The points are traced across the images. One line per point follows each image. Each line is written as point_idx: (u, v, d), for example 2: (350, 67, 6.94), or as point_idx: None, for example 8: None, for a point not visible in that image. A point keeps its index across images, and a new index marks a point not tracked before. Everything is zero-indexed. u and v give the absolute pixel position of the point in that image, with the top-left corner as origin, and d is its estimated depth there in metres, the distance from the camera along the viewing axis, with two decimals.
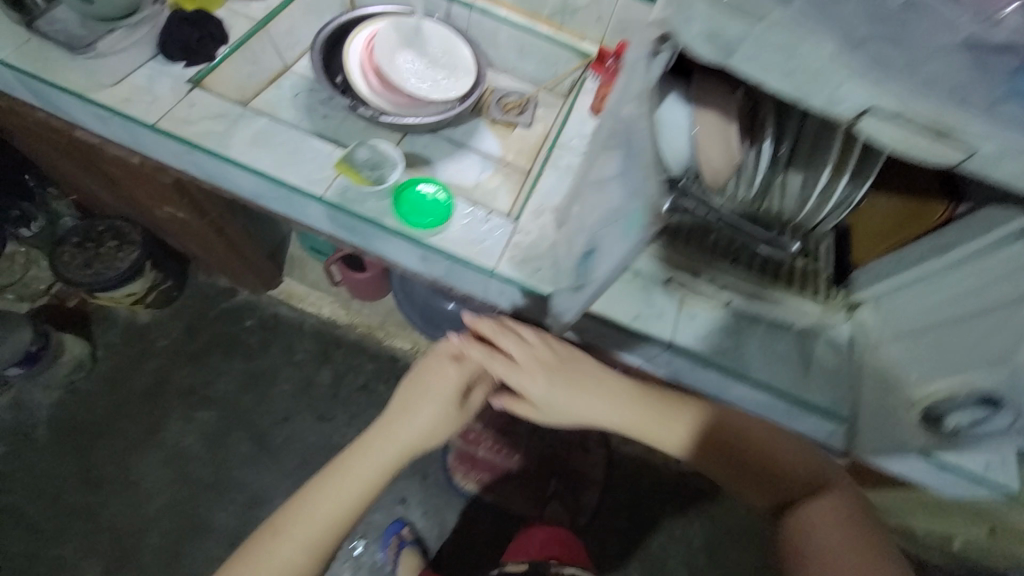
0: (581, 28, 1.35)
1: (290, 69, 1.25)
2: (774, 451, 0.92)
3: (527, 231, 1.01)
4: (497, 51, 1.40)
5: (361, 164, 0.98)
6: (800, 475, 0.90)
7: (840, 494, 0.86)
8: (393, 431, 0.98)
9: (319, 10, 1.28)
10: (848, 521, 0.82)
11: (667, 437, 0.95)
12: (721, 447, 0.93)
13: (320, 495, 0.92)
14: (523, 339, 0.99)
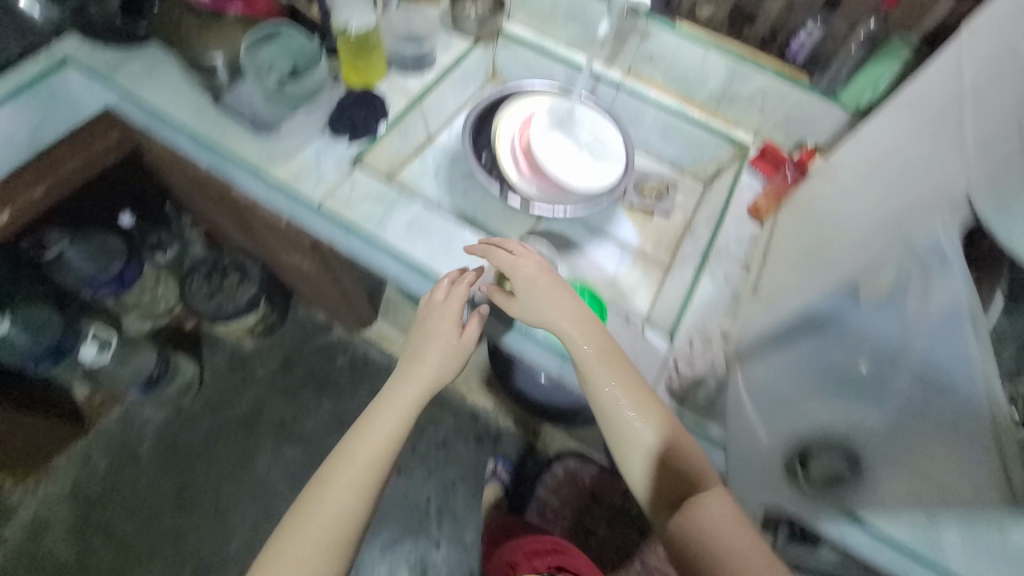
0: (736, 116, 1.23)
1: (432, 139, 1.26)
2: (669, 446, 0.81)
3: (688, 360, 0.92)
4: (640, 131, 1.33)
5: (522, 272, 0.97)
6: (691, 472, 0.80)
7: (720, 498, 0.76)
8: (409, 374, 0.95)
9: (465, 82, 1.31)
10: (726, 529, 0.73)
11: (607, 367, 0.84)
12: (635, 427, 0.83)
13: (364, 441, 0.90)
14: (526, 256, 0.93)
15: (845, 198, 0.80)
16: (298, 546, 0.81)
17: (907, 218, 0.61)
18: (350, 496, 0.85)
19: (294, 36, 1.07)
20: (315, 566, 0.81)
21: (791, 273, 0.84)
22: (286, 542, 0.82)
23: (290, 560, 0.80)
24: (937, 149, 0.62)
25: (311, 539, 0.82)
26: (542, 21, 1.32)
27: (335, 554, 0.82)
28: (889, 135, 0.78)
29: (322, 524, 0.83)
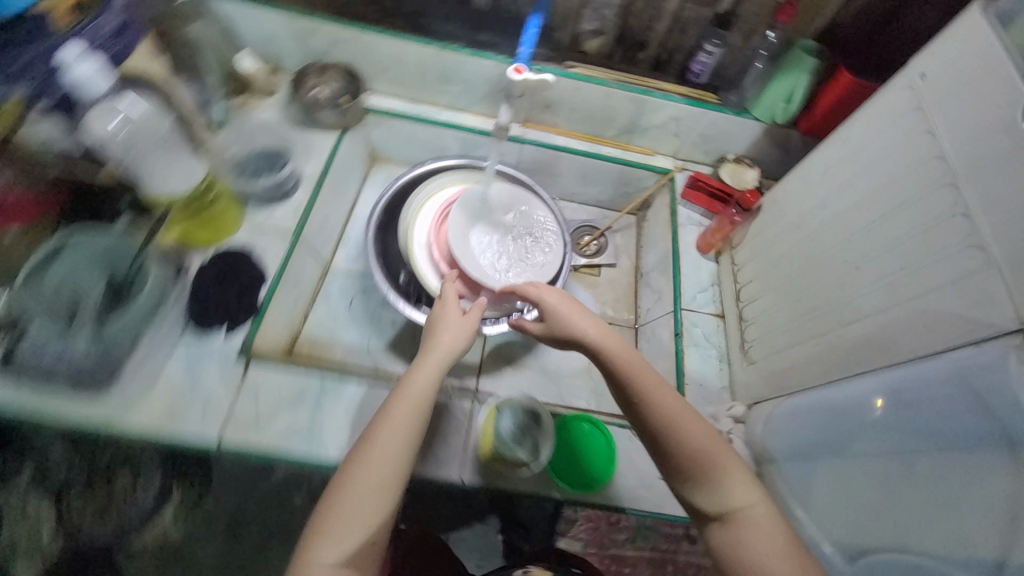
0: (652, 143, 1.14)
1: (330, 266, 1.06)
2: (694, 448, 0.59)
3: None
4: (557, 180, 1.21)
5: (512, 442, 0.78)
6: (728, 482, 0.58)
7: (765, 515, 0.56)
8: (440, 357, 0.66)
9: (342, 186, 1.08)
10: (772, 552, 0.54)
11: (638, 381, 0.62)
12: (670, 418, 0.60)
13: (425, 370, 0.64)
14: (550, 293, 0.73)
15: (839, 265, 0.69)
16: (367, 479, 0.56)
17: (957, 332, 0.51)
18: (407, 445, 0.59)
19: (92, 236, 0.76)
20: (376, 508, 0.56)
21: (802, 355, 0.73)
22: (357, 471, 0.57)
23: (371, 482, 0.56)
24: (949, 239, 0.53)
25: (382, 463, 0.57)
26: (410, 86, 1.10)
27: (397, 488, 0.58)
28: (849, 188, 0.70)
29: (385, 490, 0.57)
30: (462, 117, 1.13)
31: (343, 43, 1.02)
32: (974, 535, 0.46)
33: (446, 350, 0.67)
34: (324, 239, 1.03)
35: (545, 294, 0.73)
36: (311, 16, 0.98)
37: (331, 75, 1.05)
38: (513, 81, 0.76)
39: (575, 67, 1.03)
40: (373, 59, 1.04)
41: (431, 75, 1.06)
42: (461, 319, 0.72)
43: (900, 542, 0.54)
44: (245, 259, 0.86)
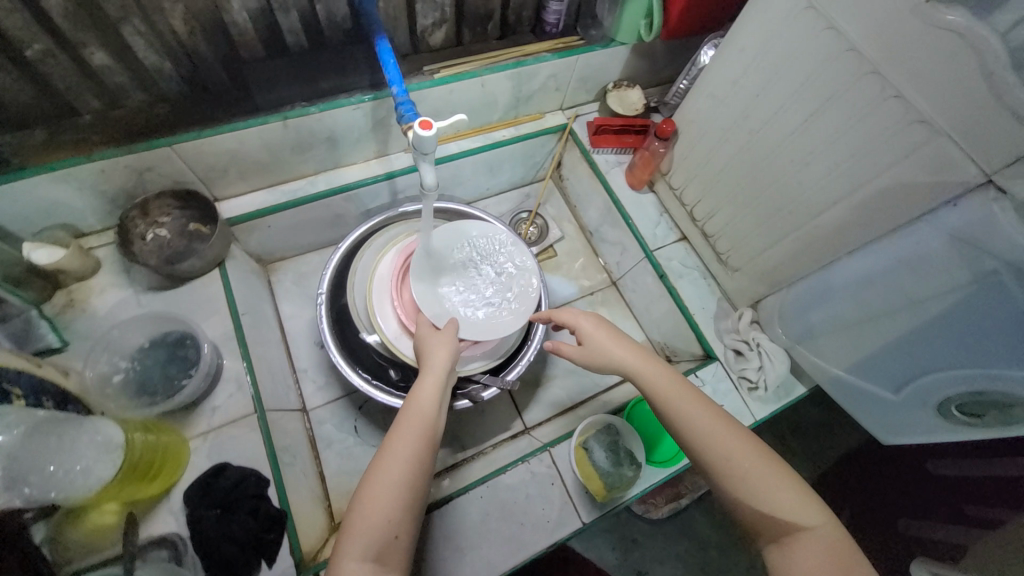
0: (538, 107, 1.09)
1: (307, 405, 0.91)
2: (739, 472, 0.56)
3: (747, 360, 0.89)
4: (467, 184, 1.14)
5: (612, 465, 0.77)
6: (779, 502, 0.54)
7: (827, 537, 0.52)
8: (441, 360, 0.68)
9: (262, 318, 0.90)
10: (828, 569, 0.50)
11: (674, 405, 0.62)
12: (711, 433, 0.59)
13: (433, 371, 0.66)
14: (584, 319, 0.73)
15: (783, 166, 0.75)
16: (386, 479, 0.53)
17: (928, 199, 0.59)
18: (423, 444, 0.57)
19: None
20: (395, 511, 0.53)
21: (784, 252, 0.81)
22: (374, 477, 0.54)
23: (387, 484, 0.54)
24: (890, 121, 0.60)
25: (396, 467, 0.55)
26: (265, 172, 0.89)
27: (419, 489, 0.55)
28: (764, 97, 0.74)
29: (404, 489, 0.54)
30: (342, 175, 0.97)
31: (158, 166, 0.78)
32: (1003, 347, 0.59)
33: (444, 356, 0.68)
34: (284, 386, 0.87)
35: (584, 323, 0.73)
36: (96, 156, 0.72)
37: (162, 217, 0.85)
38: (426, 140, 0.63)
39: (437, 70, 0.91)
40: (205, 165, 0.82)
41: (285, 150, 0.87)
42: (441, 335, 0.72)
43: (940, 366, 0.67)
44: (229, 474, 0.69)
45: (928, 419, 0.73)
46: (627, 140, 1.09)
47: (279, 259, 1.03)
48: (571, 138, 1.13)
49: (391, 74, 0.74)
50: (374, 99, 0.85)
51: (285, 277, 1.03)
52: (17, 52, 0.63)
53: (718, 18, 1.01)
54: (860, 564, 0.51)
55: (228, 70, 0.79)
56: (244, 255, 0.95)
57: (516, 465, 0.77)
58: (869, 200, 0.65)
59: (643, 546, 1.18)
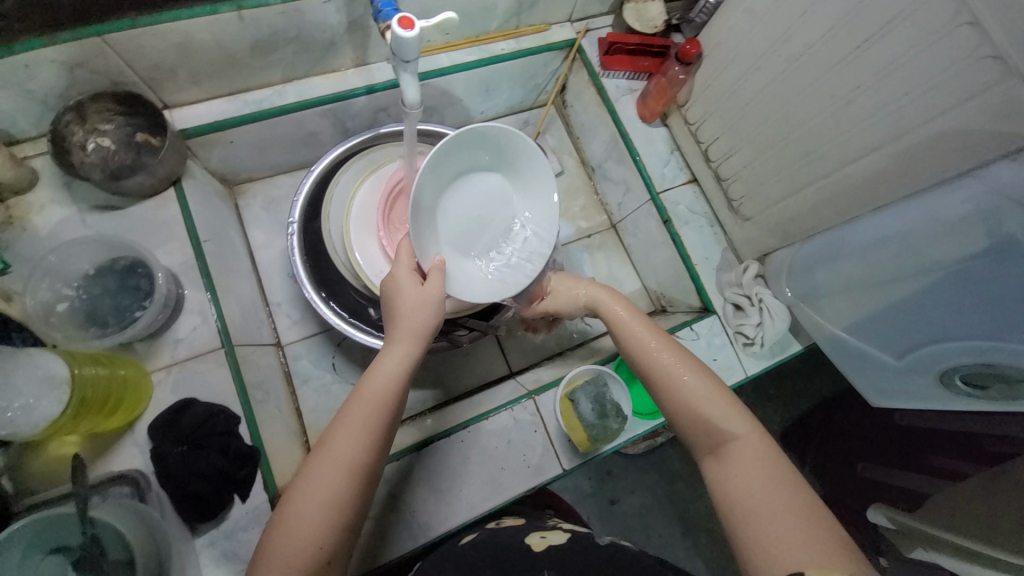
0: (543, 16, 0.94)
1: (282, 340, 0.87)
2: (677, 380, 0.57)
3: (745, 314, 0.85)
4: (459, 105, 1.02)
5: (598, 417, 0.74)
6: (711, 412, 0.54)
7: (755, 445, 0.51)
8: (409, 334, 0.61)
9: (229, 247, 0.83)
10: (758, 482, 0.48)
11: (630, 334, 0.64)
12: (655, 351, 0.60)
13: (395, 352, 0.59)
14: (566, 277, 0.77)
15: (823, 102, 0.65)
16: (328, 470, 0.49)
17: (981, 153, 0.52)
18: (369, 439, 0.52)
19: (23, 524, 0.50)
20: (329, 512, 0.47)
21: (807, 203, 0.74)
22: (308, 474, 0.49)
23: (323, 485, 0.48)
24: (960, 52, 0.50)
25: (334, 471, 0.48)
26: (223, 77, 0.77)
27: (358, 491, 0.50)
28: (816, 13, 0.62)
29: (339, 492, 0.48)
30: (314, 86, 0.84)
31: (92, 61, 0.66)
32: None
33: (411, 330, 0.61)
34: (255, 320, 0.81)
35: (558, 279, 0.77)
36: (18, 47, 0.61)
37: (103, 124, 0.73)
38: (408, 44, 0.52)
39: None
40: (149, 63, 0.70)
41: (245, 51, 0.74)
42: (425, 288, 0.63)
43: (950, 337, 0.62)
44: (194, 410, 0.65)
45: (926, 386, 0.70)
46: (643, 63, 0.95)
47: (248, 180, 0.93)
48: (579, 57, 0.99)
49: None
50: None
51: (256, 201, 0.93)
52: None
53: None
54: (791, 472, 0.49)
55: None
56: (207, 174, 0.85)
57: (498, 412, 0.75)
58: (916, 146, 0.57)
59: (618, 481, 1.22)
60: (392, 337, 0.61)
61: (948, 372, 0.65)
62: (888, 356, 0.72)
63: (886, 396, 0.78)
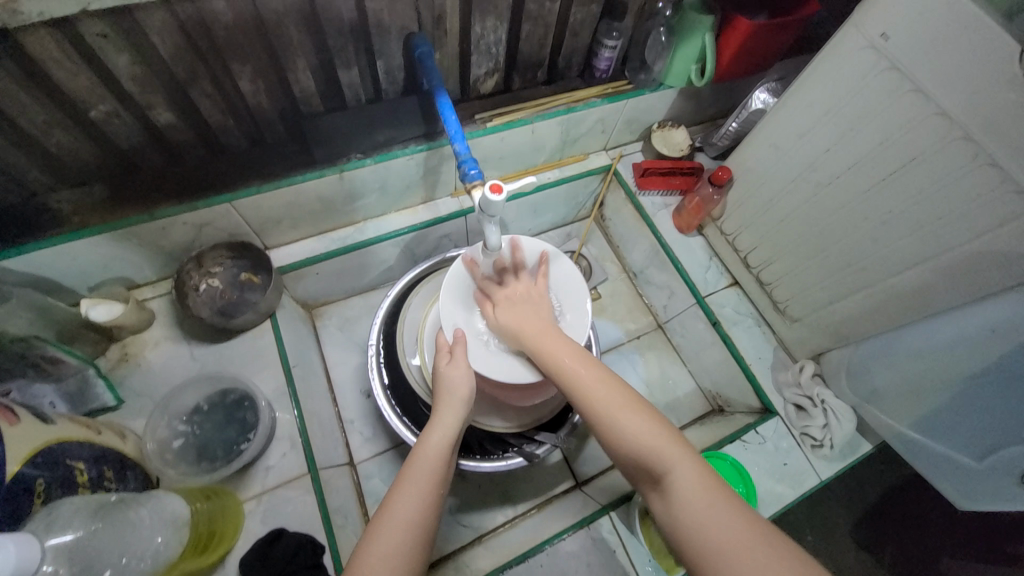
0: (583, 149, 1.08)
1: (355, 458, 0.89)
2: (610, 420, 0.55)
3: (811, 416, 0.85)
4: (510, 226, 1.13)
5: None
6: (647, 447, 0.53)
7: (692, 474, 0.51)
8: (456, 404, 0.65)
9: (312, 370, 0.89)
10: (708, 519, 0.48)
11: (560, 364, 0.60)
12: (588, 390, 0.58)
13: (442, 421, 0.63)
14: (514, 289, 0.69)
15: (859, 222, 0.72)
16: (386, 536, 0.51)
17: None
18: (423, 500, 0.55)
19: None
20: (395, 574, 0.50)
21: (856, 307, 0.78)
22: (370, 541, 0.51)
23: (385, 546, 0.51)
24: (983, 187, 0.57)
25: (397, 531, 0.52)
26: (317, 222, 0.89)
27: (417, 551, 0.52)
28: (837, 151, 0.71)
29: (399, 552, 0.51)
30: (389, 222, 0.96)
31: (217, 220, 0.78)
32: None
33: (460, 399, 0.65)
34: (333, 440, 0.85)
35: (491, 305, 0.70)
36: (160, 213, 0.72)
37: (215, 267, 0.84)
38: (496, 204, 0.62)
39: (490, 118, 0.90)
40: (261, 217, 0.81)
41: (337, 201, 0.86)
42: (455, 354, 0.68)
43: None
44: (285, 540, 0.65)
45: (1012, 492, 0.69)
46: (674, 182, 1.06)
47: (325, 303, 1.02)
48: (616, 179, 1.11)
49: (451, 128, 0.73)
50: (427, 148, 0.85)
51: (331, 322, 1.02)
52: (86, 114, 0.63)
53: (769, 60, 0.98)
54: (744, 508, 0.48)
55: (286, 124, 0.79)
56: (292, 302, 0.94)
57: (574, 530, 0.74)
58: (960, 262, 0.62)
59: None
60: (438, 405, 0.64)
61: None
62: (965, 459, 0.73)
63: (968, 500, 0.76)
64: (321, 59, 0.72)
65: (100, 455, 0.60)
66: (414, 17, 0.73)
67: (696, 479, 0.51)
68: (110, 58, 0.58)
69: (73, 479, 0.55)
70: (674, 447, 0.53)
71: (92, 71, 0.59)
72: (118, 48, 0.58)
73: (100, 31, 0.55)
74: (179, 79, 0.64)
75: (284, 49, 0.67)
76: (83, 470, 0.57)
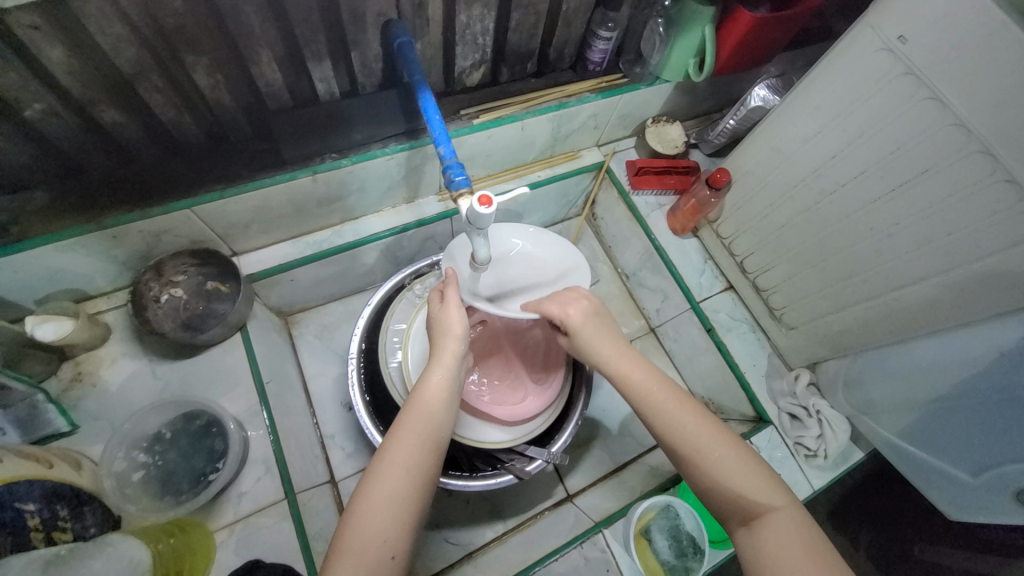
0: (574, 146, 1.02)
1: (336, 476, 0.85)
2: (708, 456, 0.53)
3: (806, 426, 0.83)
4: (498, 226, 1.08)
5: (677, 557, 0.72)
6: (745, 486, 0.52)
7: (787, 519, 0.50)
8: (456, 348, 0.61)
9: (288, 386, 0.84)
10: (794, 555, 0.47)
11: (645, 393, 0.58)
12: (678, 421, 0.56)
13: (445, 368, 0.59)
14: (577, 303, 0.64)
15: (861, 233, 0.69)
16: (378, 485, 0.51)
17: None
18: (428, 448, 0.54)
19: None
20: (391, 520, 0.49)
21: (854, 318, 0.76)
22: (372, 487, 0.51)
23: (386, 489, 0.50)
24: (995, 203, 0.54)
25: (394, 471, 0.51)
26: (291, 226, 0.83)
27: (417, 492, 0.52)
28: (844, 159, 0.68)
29: (397, 496, 0.50)
30: (368, 224, 0.90)
31: (177, 227, 0.71)
32: None
33: (458, 343, 0.61)
34: (312, 458, 0.80)
35: (573, 317, 0.63)
36: (112, 223, 0.65)
37: (177, 276, 0.78)
38: (484, 217, 0.57)
39: (476, 115, 0.85)
40: (227, 223, 0.75)
41: (313, 204, 0.80)
42: (446, 303, 0.63)
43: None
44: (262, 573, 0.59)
45: (1007, 509, 0.67)
46: (669, 181, 1.02)
47: (301, 310, 0.97)
48: (608, 177, 1.07)
49: (435, 129, 0.67)
50: (409, 148, 0.78)
51: (309, 330, 0.96)
52: (16, 112, 0.55)
53: (769, 53, 0.93)
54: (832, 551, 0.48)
55: (251, 120, 0.72)
56: (266, 311, 0.89)
57: (567, 550, 0.71)
58: (969, 277, 0.60)
59: None
60: (437, 352, 0.60)
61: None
62: (958, 473, 0.72)
63: (964, 515, 0.75)
64: (288, 49, 0.65)
65: (53, 492, 0.55)
66: (393, 3, 0.66)
67: (786, 519, 0.50)
68: (40, 50, 0.51)
69: (22, 525, 0.51)
70: (763, 491, 0.52)
71: (25, 67, 0.52)
72: (52, 40, 0.50)
73: (30, 22, 0.48)
74: (125, 72, 0.56)
75: (244, 37, 0.60)
76: (34, 511, 0.53)
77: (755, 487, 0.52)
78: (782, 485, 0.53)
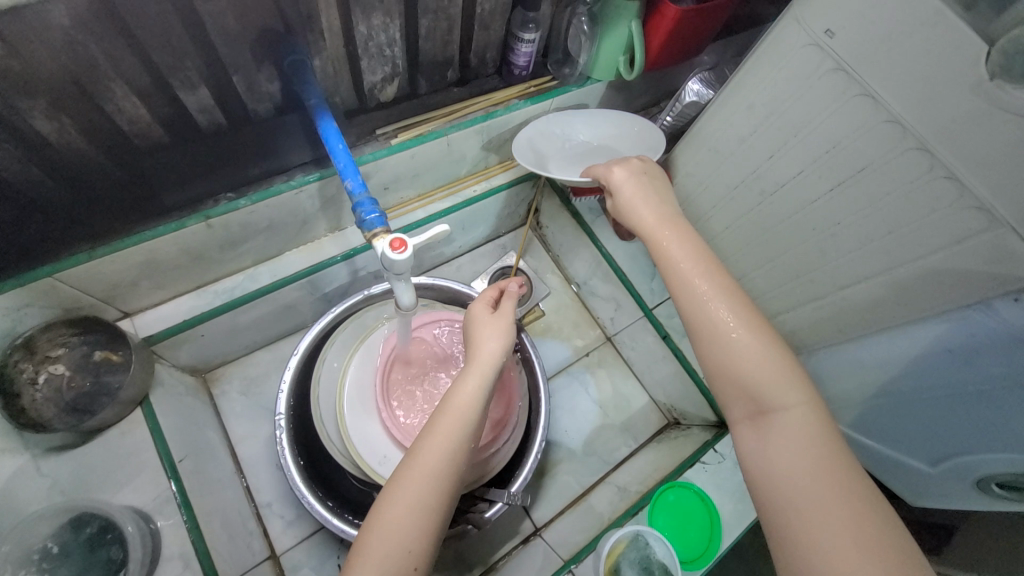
0: (511, 154, 0.95)
1: (276, 550, 0.76)
2: (727, 338, 0.51)
3: None
4: (438, 247, 1.00)
5: None
6: (760, 374, 0.49)
7: (801, 420, 0.47)
8: (493, 361, 0.55)
9: (206, 457, 0.74)
10: (801, 465, 0.45)
11: (679, 267, 0.55)
12: (711, 302, 0.53)
13: (482, 373, 0.54)
14: (628, 162, 0.66)
15: (806, 234, 0.67)
16: (404, 497, 0.46)
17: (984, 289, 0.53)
18: (458, 459, 0.49)
19: None
20: (413, 534, 0.45)
21: (804, 319, 0.74)
22: (398, 499, 0.46)
23: (412, 503, 0.46)
24: (937, 201, 0.52)
25: (422, 479, 0.47)
26: (191, 276, 0.72)
27: (444, 504, 0.48)
28: (782, 158, 0.65)
29: (422, 507, 0.46)
30: (286, 264, 0.80)
31: (41, 299, 0.60)
32: None
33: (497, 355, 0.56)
34: (245, 538, 0.72)
35: (615, 173, 0.65)
36: None
37: (55, 350, 0.66)
38: (399, 262, 0.51)
39: (394, 134, 0.77)
40: (106, 284, 0.64)
41: (213, 250, 0.70)
42: (496, 320, 0.60)
43: (983, 447, 0.62)
44: None
45: (967, 494, 0.68)
46: None
47: (220, 365, 0.86)
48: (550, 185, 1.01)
49: (339, 160, 0.60)
50: (319, 178, 0.70)
51: (232, 386, 0.87)
52: None
53: (699, 45, 0.90)
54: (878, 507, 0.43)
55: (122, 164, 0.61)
56: (175, 373, 0.78)
57: None
58: (915, 274, 0.58)
59: None
60: (477, 357, 0.55)
61: (985, 481, 0.64)
62: (917, 463, 0.72)
63: (925, 499, 0.76)
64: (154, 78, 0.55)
65: None
66: (276, 16, 0.57)
67: (802, 419, 0.47)
68: None
69: None
70: (784, 384, 0.49)
71: None
72: None
73: None
74: None
75: (88, 70, 0.49)
76: None
77: (780, 385, 0.49)
78: (804, 387, 0.50)
